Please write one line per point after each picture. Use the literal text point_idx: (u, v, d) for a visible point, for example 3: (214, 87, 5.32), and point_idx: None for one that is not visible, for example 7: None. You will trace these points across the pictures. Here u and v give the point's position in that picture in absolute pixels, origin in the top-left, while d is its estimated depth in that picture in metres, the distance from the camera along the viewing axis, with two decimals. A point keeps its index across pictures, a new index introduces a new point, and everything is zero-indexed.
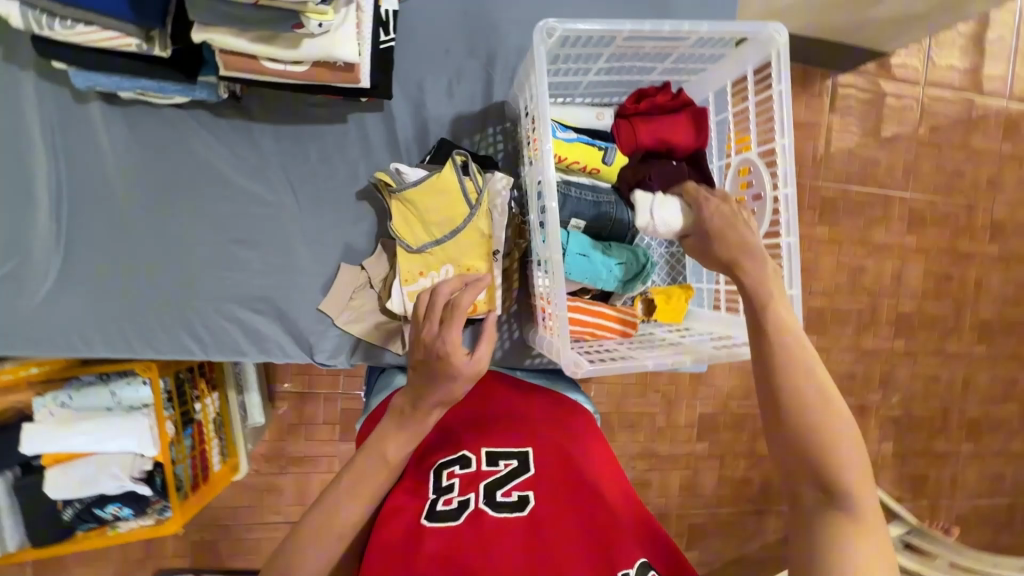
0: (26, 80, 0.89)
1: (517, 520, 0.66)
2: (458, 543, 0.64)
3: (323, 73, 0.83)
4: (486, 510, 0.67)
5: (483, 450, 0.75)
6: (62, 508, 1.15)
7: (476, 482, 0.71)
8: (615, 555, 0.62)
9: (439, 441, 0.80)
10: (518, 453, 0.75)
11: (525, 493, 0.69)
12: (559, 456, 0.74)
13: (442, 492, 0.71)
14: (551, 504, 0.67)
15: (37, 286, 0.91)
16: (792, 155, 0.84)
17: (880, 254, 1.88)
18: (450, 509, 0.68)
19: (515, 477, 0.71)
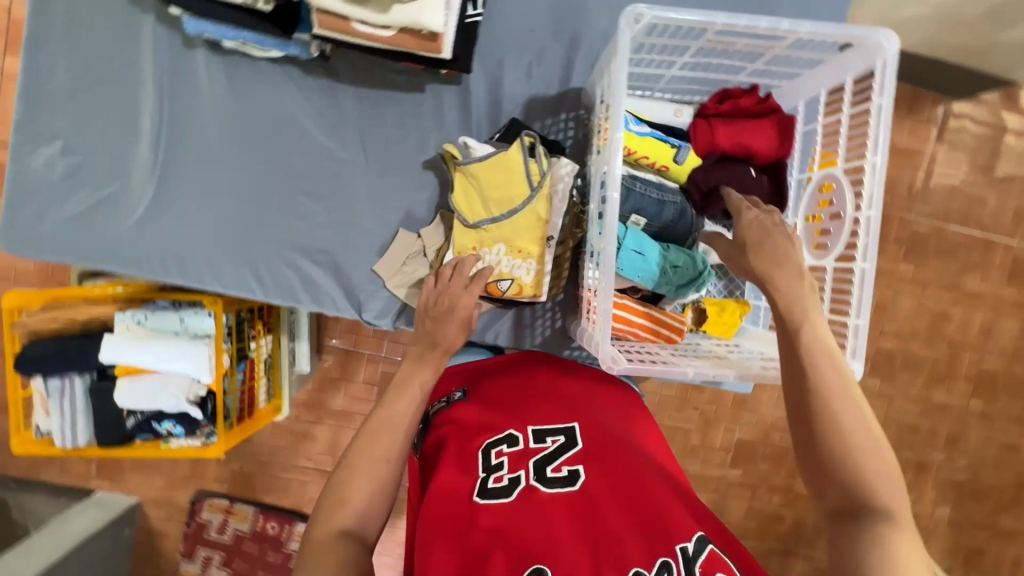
0: (147, 23, 0.97)
1: (571, 495, 0.65)
2: (516, 522, 0.63)
3: (406, 40, 0.85)
4: (539, 487, 0.66)
5: (528, 427, 0.74)
6: (126, 416, 1.26)
7: (526, 459, 0.70)
8: (671, 530, 0.61)
9: (477, 415, 0.78)
10: (563, 428, 0.73)
11: (576, 468, 0.68)
12: (603, 431, 0.74)
13: (492, 470, 0.69)
14: (604, 478, 0.67)
15: (130, 211, 1.00)
16: (884, 176, 0.77)
17: (971, 303, 1.71)
18: (501, 487, 0.67)
19: (564, 451, 0.70)
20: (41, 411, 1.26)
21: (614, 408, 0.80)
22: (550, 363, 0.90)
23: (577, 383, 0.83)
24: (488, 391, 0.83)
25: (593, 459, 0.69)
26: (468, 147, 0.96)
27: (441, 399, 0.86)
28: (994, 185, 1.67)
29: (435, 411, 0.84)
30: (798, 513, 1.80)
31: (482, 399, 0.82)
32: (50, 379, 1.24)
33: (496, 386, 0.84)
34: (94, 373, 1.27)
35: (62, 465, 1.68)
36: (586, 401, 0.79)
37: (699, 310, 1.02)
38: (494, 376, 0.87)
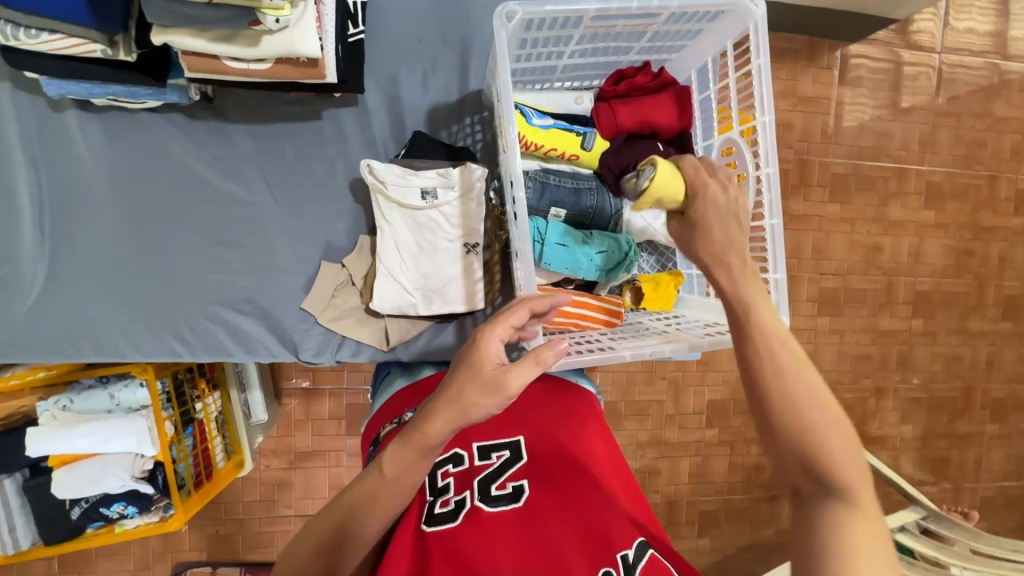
0: (3, 91, 0.90)
1: (515, 511, 0.66)
2: (462, 544, 0.63)
3: (286, 70, 0.82)
4: (482, 506, 0.67)
5: (473, 445, 0.74)
6: (70, 507, 1.18)
7: (470, 480, 0.70)
8: (615, 538, 0.64)
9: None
10: (509, 442, 0.74)
11: (520, 484, 0.69)
12: (550, 441, 0.74)
13: (438, 494, 0.70)
14: (547, 493, 0.68)
15: (27, 295, 0.93)
16: (774, 132, 0.81)
17: (896, 231, 1.81)
18: (447, 511, 0.67)
19: (508, 467, 0.71)
20: None
21: (558, 410, 0.80)
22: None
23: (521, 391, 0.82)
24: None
25: (538, 473, 0.70)
26: (378, 181, 0.93)
27: (393, 422, 0.85)
28: (898, 116, 1.76)
29: (383, 434, 0.83)
30: None
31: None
32: None
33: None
34: (26, 470, 1.20)
35: (19, 568, 1.56)
36: (532, 409, 0.79)
37: (636, 288, 1.03)
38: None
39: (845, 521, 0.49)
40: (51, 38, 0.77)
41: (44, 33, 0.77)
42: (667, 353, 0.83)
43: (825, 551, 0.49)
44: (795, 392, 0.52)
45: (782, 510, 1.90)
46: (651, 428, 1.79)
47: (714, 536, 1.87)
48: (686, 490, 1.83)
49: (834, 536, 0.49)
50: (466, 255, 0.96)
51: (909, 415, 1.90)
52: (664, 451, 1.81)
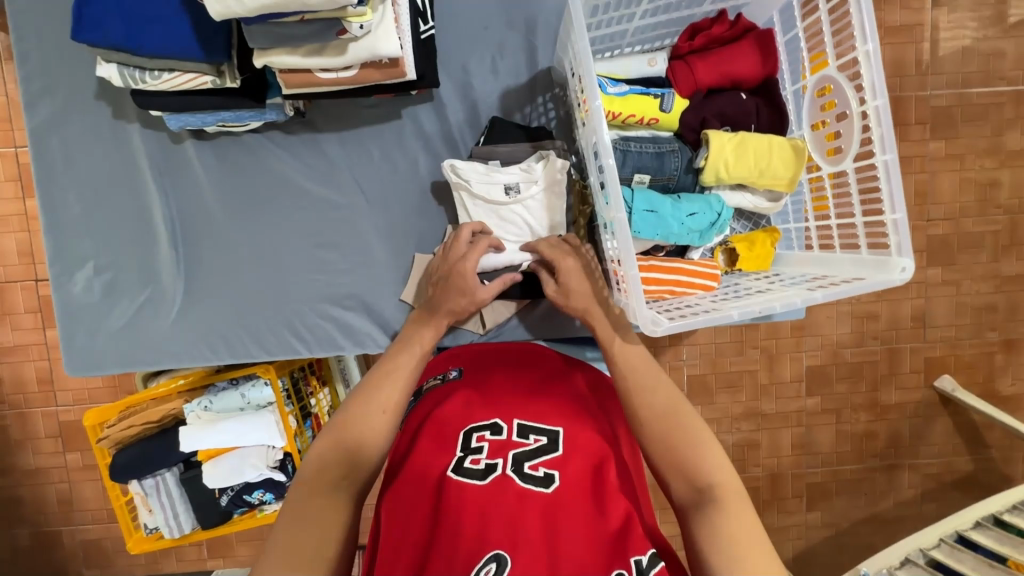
0: (133, 131, 1.02)
1: (542, 495, 0.67)
2: (484, 501, 0.66)
3: (371, 74, 0.86)
4: (512, 477, 0.68)
5: (514, 420, 0.77)
6: (219, 494, 1.33)
7: (505, 450, 0.72)
8: (629, 542, 0.61)
9: (469, 400, 0.81)
10: (549, 430, 0.75)
11: (552, 471, 0.70)
12: (588, 438, 0.75)
13: (471, 451, 0.73)
14: (574, 487, 0.68)
15: (169, 308, 1.05)
16: (880, 61, 0.74)
17: (1017, 163, 1.60)
18: (476, 468, 0.70)
19: (544, 453, 0.72)
20: (144, 511, 1.33)
21: (594, 412, 0.82)
22: (540, 363, 0.92)
23: (563, 387, 0.85)
24: (482, 379, 0.86)
25: (570, 465, 0.71)
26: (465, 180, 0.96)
27: (437, 378, 0.92)
28: (1010, 32, 1.56)
29: (429, 387, 0.90)
30: (891, 425, 1.73)
31: (477, 388, 0.84)
32: (144, 479, 1.31)
33: (489, 375, 0.87)
34: (180, 465, 1.35)
35: (177, 554, 1.78)
36: (574, 404, 0.81)
37: (729, 250, 0.99)
38: (492, 369, 0.89)
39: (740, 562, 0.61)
40: (171, 76, 0.87)
41: (166, 73, 0.87)
42: (778, 310, 0.79)
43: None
44: (705, 451, 0.71)
45: (902, 480, 1.76)
46: (746, 400, 1.71)
47: (825, 510, 1.77)
48: (790, 463, 1.75)
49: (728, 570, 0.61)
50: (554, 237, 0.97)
51: None
52: (762, 423, 1.73)
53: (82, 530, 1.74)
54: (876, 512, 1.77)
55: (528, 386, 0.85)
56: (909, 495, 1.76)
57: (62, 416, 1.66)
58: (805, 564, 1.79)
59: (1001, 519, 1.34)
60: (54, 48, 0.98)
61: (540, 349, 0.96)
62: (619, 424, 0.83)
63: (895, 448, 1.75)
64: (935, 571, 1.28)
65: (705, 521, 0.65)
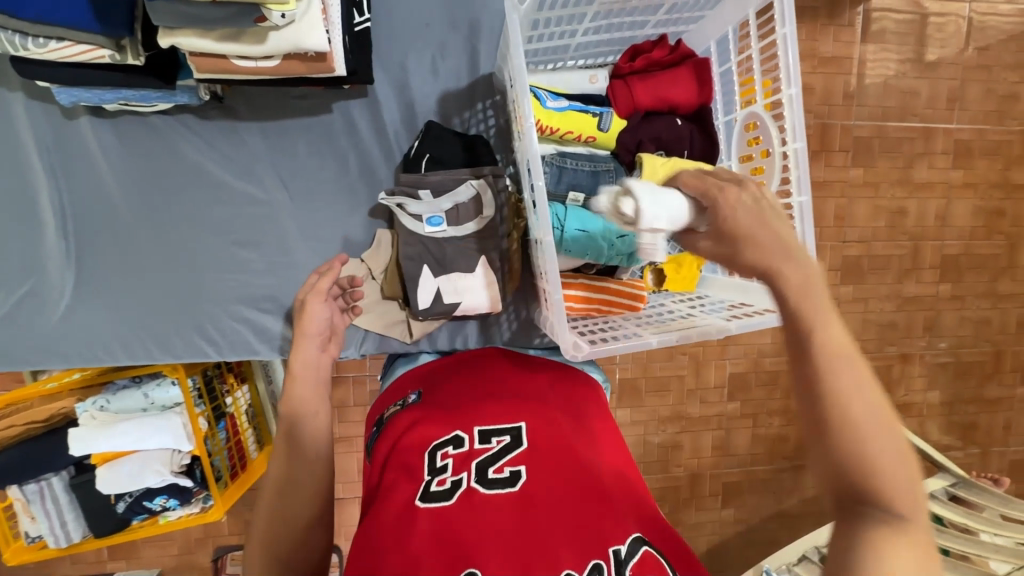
0: (17, 101, 0.90)
1: (510, 496, 0.63)
2: (456, 523, 0.60)
3: (295, 66, 0.80)
4: (478, 487, 0.64)
5: (476, 428, 0.73)
6: (115, 501, 1.23)
7: (469, 460, 0.68)
8: (608, 530, 0.59)
9: (430, 418, 0.76)
10: (510, 429, 0.72)
11: (517, 469, 0.66)
12: (554, 430, 0.72)
13: (436, 473, 0.67)
14: (546, 479, 0.64)
15: (56, 303, 0.94)
16: (801, 105, 0.77)
17: (923, 194, 1.75)
18: (442, 490, 0.64)
19: (508, 452, 0.69)
20: (26, 518, 1.21)
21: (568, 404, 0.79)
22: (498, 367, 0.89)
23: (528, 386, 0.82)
24: (442, 397, 0.81)
25: (538, 461, 0.67)
26: (400, 204, 0.93)
27: (397, 404, 0.86)
28: (925, 72, 1.68)
29: (389, 415, 0.84)
30: (800, 429, 1.86)
31: (437, 407, 0.79)
32: (26, 484, 1.19)
33: (450, 393, 0.82)
34: (72, 468, 1.23)
35: (72, 556, 1.64)
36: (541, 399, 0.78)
37: (658, 270, 1.01)
38: (453, 386, 0.85)
39: (888, 543, 0.49)
40: (59, 45, 0.76)
41: (52, 41, 0.76)
42: (696, 338, 0.81)
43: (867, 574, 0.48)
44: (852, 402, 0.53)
45: (806, 479, 1.90)
46: (672, 404, 1.78)
47: (738, 507, 1.89)
48: (709, 463, 1.84)
49: (873, 558, 0.48)
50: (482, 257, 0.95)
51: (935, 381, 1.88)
52: (686, 425, 1.81)
53: None
54: (782, 509, 1.91)
55: (491, 391, 0.81)
56: (812, 493, 1.91)
57: None
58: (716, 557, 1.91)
59: None
60: None
61: (495, 353, 0.96)
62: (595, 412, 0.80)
63: (802, 450, 1.88)
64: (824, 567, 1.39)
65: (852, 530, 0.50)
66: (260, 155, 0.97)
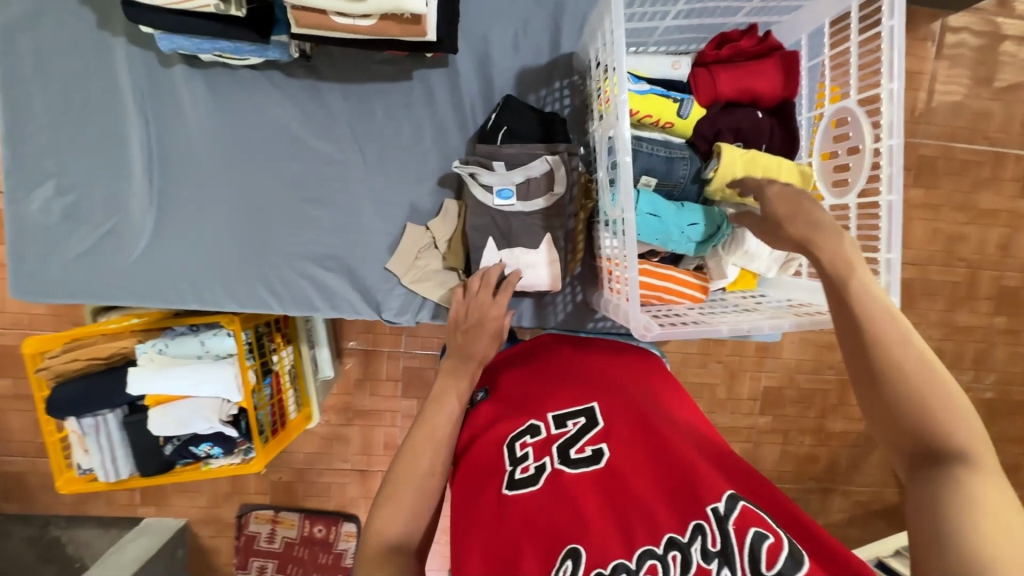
0: (118, 46, 0.94)
1: (595, 474, 0.63)
2: (544, 507, 0.60)
3: (390, 27, 0.81)
4: (563, 470, 0.64)
5: (548, 412, 0.71)
6: (164, 443, 1.27)
7: (549, 445, 0.67)
8: (701, 490, 0.58)
9: (500, 415, 0.75)
10: (583, 409, 0.71)
11: (599, 446, 0.66)
12: (626, 406, 0.70)
13: (518, 462, 0.66)
14: (628, 456, 0.64)
15: (135, 243, 0.98)
16: (903, 102, 0.74)
17: (985, 222, 1.68)
18: (528, 477, 0.64)
19: (586, 432, 0.68)
20: (79, 450, 1.27)
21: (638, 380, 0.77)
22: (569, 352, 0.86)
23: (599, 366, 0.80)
24: (510, 387, 0.80)
25: (616, 436, 0.66)
26: (472, 173, 0.93)
27: None
28: (999, 95, 1.61)
29: (460, 416, 0.82)
30: (832, 451, 1.81)
31: (508, 399, 0.78)
32: (83, 418, 1.24)
33: (518, 381, 0.81)
34: (125, 407, 1.28)
35: (107, 497, 1.70)
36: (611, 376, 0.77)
37: None
38: (517, 373, 0.83)
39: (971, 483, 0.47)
40: None
41: None
42: (765, 331, 0.79)
43: (947, 512, 0.46)
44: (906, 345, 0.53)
45: (833, 504, 1.84)
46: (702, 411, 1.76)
47: None
48: None
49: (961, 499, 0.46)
50: (547, 235, 0.95)
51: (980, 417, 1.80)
52: None
53: (3, 461, 1.64)
54: None
55: (558, 373, 0.79)
56: (838, 518, 1.85)
57: None
58: None
59: None
60: None
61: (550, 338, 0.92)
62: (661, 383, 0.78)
63: (832, 473, 1.83)
64: None
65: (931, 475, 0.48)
66: (339, 117, 0.99)
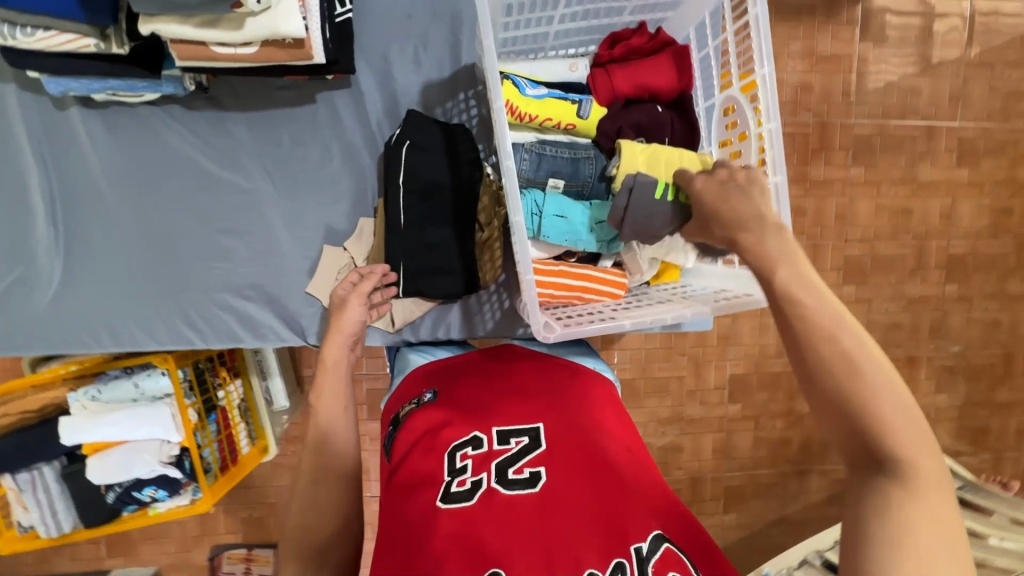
0: (9, 92, 0.92)
1: (532, 497, 0.62)
2: (473, 525, 0.60)
3: (274, 53, 0.81)
4: (498, 489, 0.63)
5: (494, 428, 0.71)
6: (105, 491, 1.24)
7: (488, 461, 0.67)
8: (627, 526, 0.59)
9: (449, 419, 0.74)
10: (528, 429, 0.70)
11: (537, 470, 0.65)
12: (571, 428, 0.70)
13: (456, 473, 0.66)
14: (565, 480, 0.63)
15: (45, 290, 0.96)
16: (774, 85, 0.77)
17: (927, 194, 1.72)
18: (463, 491, 0.64)
19: (527, 452, 0.67)
20: (18, 508, 1.23)
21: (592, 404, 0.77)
22: (521, 364, 0.85)
23: (547, 381, 0.81)
24: (461, 397, 0.78)
25: (556, 460, 0.66)
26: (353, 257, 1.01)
27: (411, 402, 0.82)
28: (926, 71, 1.66)
29: (405, 413, 0.81)
30: (804, 432, 1.83)
31: (454, 404, 0.77)
32: (17, 473, 1.20)
33: (468, 391, 0.80)
34: (64, 458, 1.25)
35: (71, 552, 1.65)
36: (557, 395, 0.76)
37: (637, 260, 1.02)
38: (469, 380, 0.83)
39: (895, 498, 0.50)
40: (46, 35, 0.79)
41: (40, 31, 0.78)
42: (670, 321, 0.80)
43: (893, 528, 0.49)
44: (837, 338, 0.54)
45: (811, 484, 1.85)
46: (671, 405, 1.75)
47: (741, 512, 1.85)
48: (709, 467, 1.81)
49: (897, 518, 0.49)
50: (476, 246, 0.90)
51: (945, 384, 1.83)
52: (686, 427, 1.78)
53: None
54: (786, 515, 1.86)
55: (512, 390, 0.78)
56: (817, 498, 1.86)
57: None
58: None
59: None
60: None
61: (475, 355, 0.92)
62: (612, 410, 0.77)
63: (806, 454, 1.84)
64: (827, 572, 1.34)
65: (870, 489, 0.51)
66: (244, 143, 0.99)
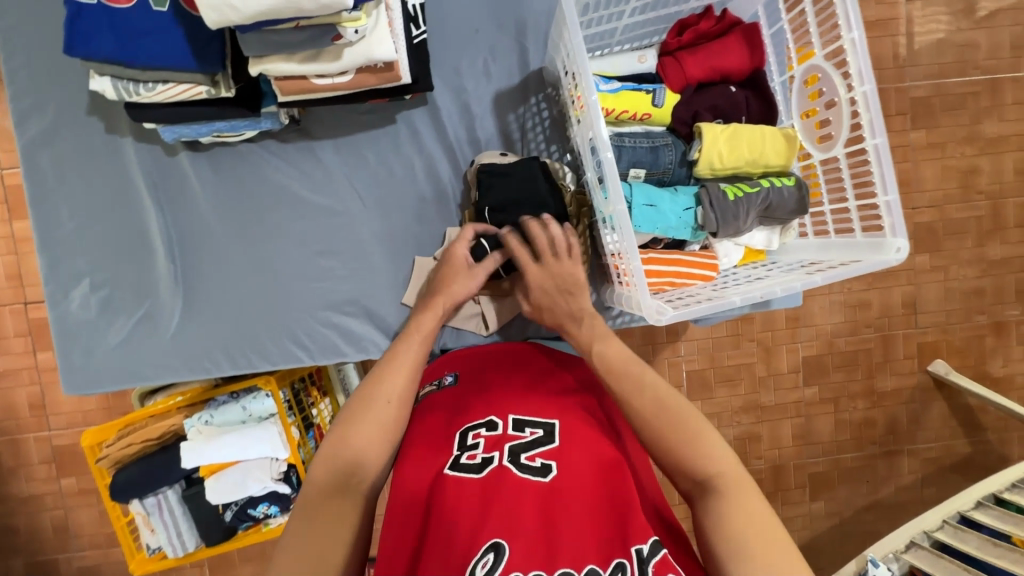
0: (128, 145, 1.01)
1: (541, 485, 0.67)
2: (478, 496, 0.66)
3: (367, 78, 0.87)
4: (509, 469, 0.69)
5: (510, 415, 0.77)
6: (223, 510, 1.30)
7: (501, 443, 0.72)
8: (629, 529, 0.62)
9: (465, 404, 0.81)
10: (545, 422, 0.75)
11: (549, 462, 0.70)
12: (586, 429, 0.74)
13: (466, 449, 0.73)
14: (574, 476, 0.68)
15: (168, 320, 1.04)
16: (866, 50, 0.77)
17: (997, 150, 1.64)
18: (473, 464, 0.70)
19: (541, 444, 0.72)
20: (146, 531, 1.31)
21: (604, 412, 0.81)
22: (534, 361, 0.91)
23: (558, 379, 0.85)
24: (476, 381, 0.85)
25: (566, 457, 0.70)
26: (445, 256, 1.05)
27: (433, 383, 0.90)
28: (981, 23, 1.59)
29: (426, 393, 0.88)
30: (888, 411, 1.75)
31: (471, 388, 0.84)
32: (145, 499, 1.29)
33: (486, 378, 0.86)
34: (182, 482, 1.32)
35: None
36: (569, 393, 0.81)
37: None
38: (491, 370, 0.88)
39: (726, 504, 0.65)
40: (165, 87, 0.86)
41: (159, 85, 0.86)
42: (778, 295, 0.80)
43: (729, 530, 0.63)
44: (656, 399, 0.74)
45: (901, 465, 1.77)
46: (745, 394, 1.71)
47: (829, 499, 1.78)
48: (791, 454, 1.75)
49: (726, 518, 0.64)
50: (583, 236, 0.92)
51: None
52: (762, 415, 1.73)
53: (78, 557, 1.69)
54: (878, 499, 1.78)
55: (525, 382, 0.84)
56: (909, 480, 1.78)
57: (55, 441, 1.62)
58: (811, 554, 1.79)
59: (1000, 497, 1.32)
60: (46, 66, 0.98)
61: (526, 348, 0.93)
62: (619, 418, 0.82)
63: (893, 434, 1.76)
64: (940, 554, 1.28)
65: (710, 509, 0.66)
66: (336, 168, 1.04)
